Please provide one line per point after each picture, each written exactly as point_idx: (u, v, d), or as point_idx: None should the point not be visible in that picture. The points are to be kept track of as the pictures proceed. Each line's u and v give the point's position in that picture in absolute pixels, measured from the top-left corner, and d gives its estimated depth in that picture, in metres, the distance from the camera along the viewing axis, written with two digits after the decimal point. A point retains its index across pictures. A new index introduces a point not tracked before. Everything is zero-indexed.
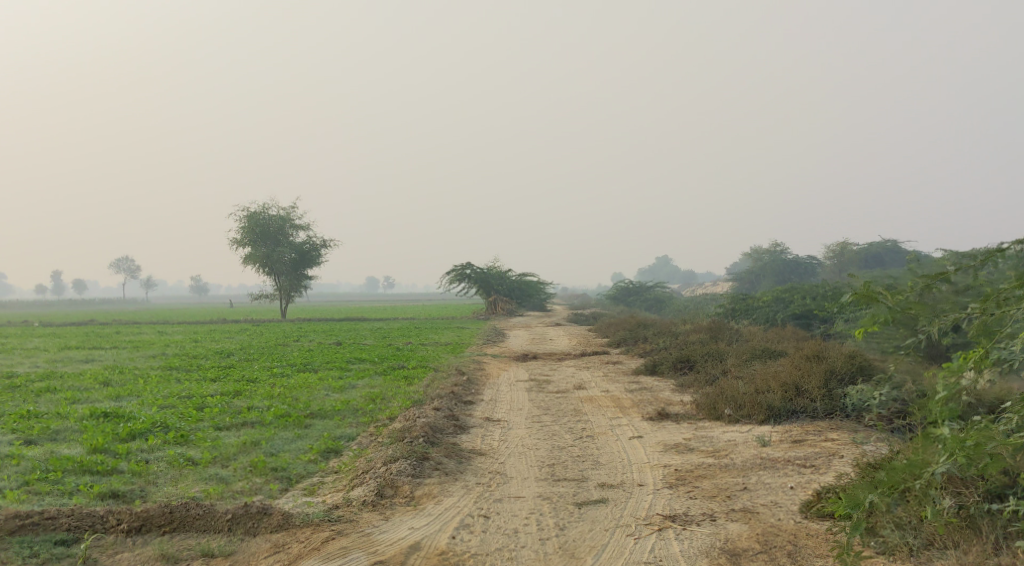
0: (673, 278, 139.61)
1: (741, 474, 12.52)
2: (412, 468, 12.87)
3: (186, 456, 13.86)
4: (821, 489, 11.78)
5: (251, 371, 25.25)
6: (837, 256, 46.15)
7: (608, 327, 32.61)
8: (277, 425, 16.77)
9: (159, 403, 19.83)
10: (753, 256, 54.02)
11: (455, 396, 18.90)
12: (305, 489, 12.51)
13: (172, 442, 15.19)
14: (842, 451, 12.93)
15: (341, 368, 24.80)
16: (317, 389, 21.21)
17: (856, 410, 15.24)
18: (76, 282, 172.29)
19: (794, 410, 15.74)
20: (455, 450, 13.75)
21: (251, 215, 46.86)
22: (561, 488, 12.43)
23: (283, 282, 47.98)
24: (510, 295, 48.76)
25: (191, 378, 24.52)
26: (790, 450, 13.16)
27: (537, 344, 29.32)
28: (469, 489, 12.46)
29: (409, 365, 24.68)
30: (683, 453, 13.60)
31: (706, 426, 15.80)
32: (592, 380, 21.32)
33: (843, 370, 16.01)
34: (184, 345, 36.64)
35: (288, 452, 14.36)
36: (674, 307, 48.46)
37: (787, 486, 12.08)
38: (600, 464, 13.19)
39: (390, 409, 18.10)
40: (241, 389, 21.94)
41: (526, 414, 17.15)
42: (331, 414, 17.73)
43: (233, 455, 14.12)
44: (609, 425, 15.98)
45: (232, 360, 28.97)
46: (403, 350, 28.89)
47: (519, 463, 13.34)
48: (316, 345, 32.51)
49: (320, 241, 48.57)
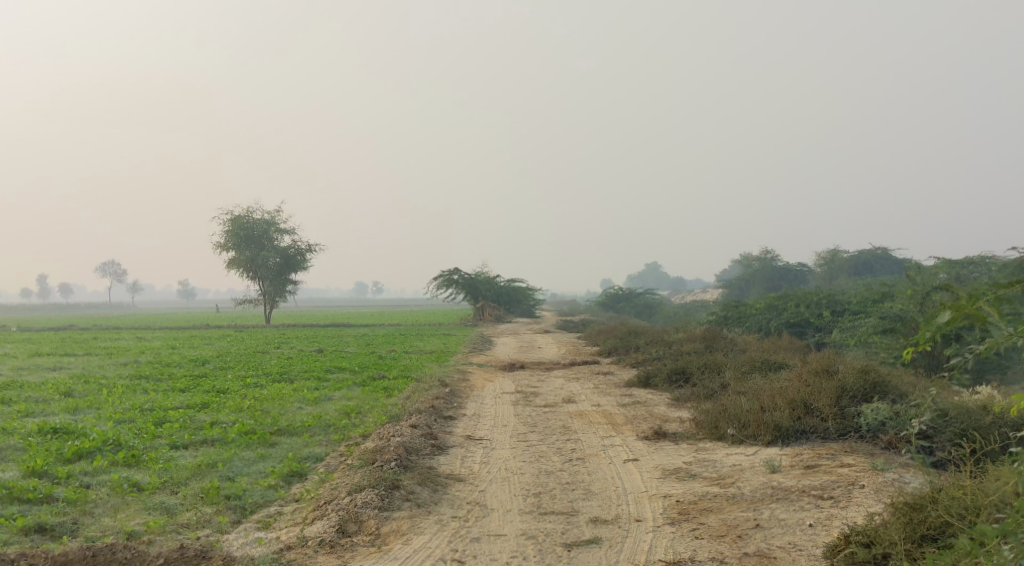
0: (662, 284, 138.56)
1: (751, 507, 11.20)
2: (380, 500, 11.52)
3: (132, 480, 12.44)
4: (846, 531, 10.49)
5: (222, 382, 23.81)
6: (827, 263, 44.69)
7: (597, 335, 31.22)
8: (239, 443, 15.35)
9: (116, 417, 18.36)
10: (743, 262, 52.70)
11: (435, 411, 17.49)
12: (259, 521, 11.18)
13: (120, 463, 13.77)
14: (863, 479, 11.60)
15: (318, 379, 23.34)
16: (290, 401, 19.76)
17: (871, 432, 13.96)
18: (63, 286, 170.34)
19: (803, 431, 14.42)
20: (429, 476, 12.35)
21: (234, 218, 45.43)
22: (548, 524, 11.09)
23: (267, 286, 46.49)
24: (498, 301, 47.13)
25: (158, 389, 23.03)
26: (804, 478, 11.82)
27: (525, 352, 27.90)
28: (443, 525, 11.11)
29: (390, 375, 23.24)
30: (684, 481, 12.25)
31: (708, 447, 14.47)
32: (582, 392, 19.96)
33: (856, 387, 14.64)
34: (158, 352, 35.16)
35: (247, 476, 12.97)
36: (664, 315, 47.13)
37: (805, 523, 10.79)
38: (592, 494, 11.84)
39: (365, 425, 16.72)
40: (209, 401, 20.49)
41: (512, 432, 15.77)
42: (300, 431, 16.32)
43: (184, 479, 12.70)
44: (602, 446, 14.64)
45: (205, 368, 27.51)
46: (385, 358, 27.50)
47: (501, 492, 11.97)
48: (296, 353, 31.07)
49: (306, 245, 47.08)
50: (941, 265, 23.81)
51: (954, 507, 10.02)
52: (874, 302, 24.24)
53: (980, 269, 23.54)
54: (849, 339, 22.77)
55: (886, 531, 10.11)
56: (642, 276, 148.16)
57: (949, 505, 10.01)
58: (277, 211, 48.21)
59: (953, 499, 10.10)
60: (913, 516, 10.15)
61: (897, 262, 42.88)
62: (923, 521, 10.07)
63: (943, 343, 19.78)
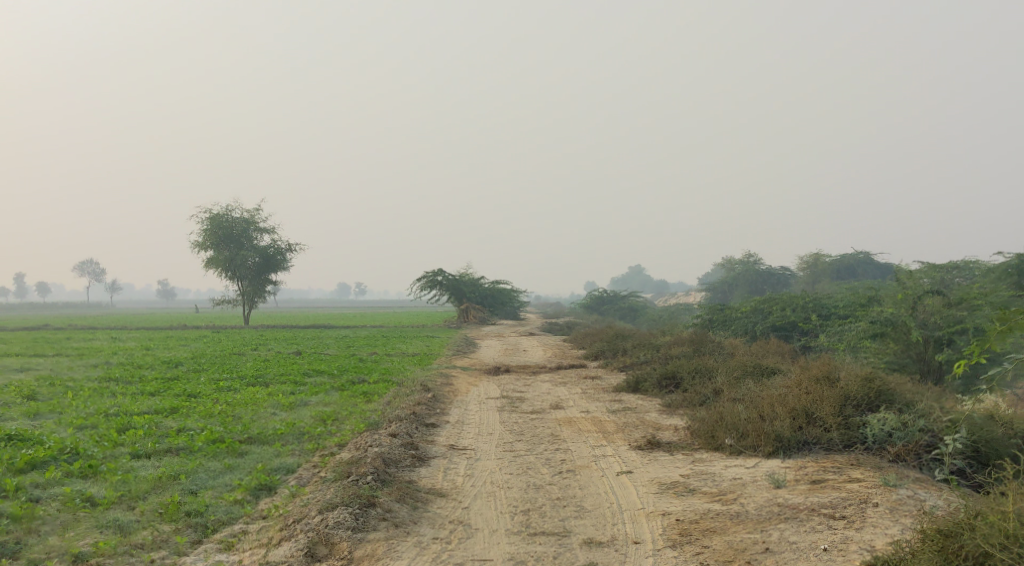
0: (646, 286, 137.86)
1: (757, 528, 10.49)
2: (353, 519, 10.69)
3: (85, 494, 11.51)
4: (868, 559, 9.93)
5: (195, 385, 22.77)
6: (809, 267, 43.97)
7: (582, 339, 30.30)
8: (205, 453, 14.40)
9: (78, 423, 17.37)
10: (726, 265, 51.94)
11: (417, 418, 16.58)
12: (221, 541, 10.43)
13: (76, 473, 12.85)
14: (876, 496, 10.83)
15: (294, 383, 22.34)
16: (264, 407, 18.81)
17: (877, 443, 13.14)
18: (42, 287, 167.74)
19: (805, 441, 13.60)
20: (409, 491, 11.46)
21: (213, 216, 44.33)
22: (537, 547, 10.42)
23: (246, 286, 45.41)
24: (483, 303, 46.38)
25: (126, 393, 21.98)
26: (812, 494, 11.03)
27: (509, 356, 26.97)
28: (423, 548, 10.38)
29: (369, 379, 22.27)
30: (682, 497, 11.43)
31: (704, 459, 13.64)
32: (569, 398, 19.12)
33: (860, 394, 13.77)
34: (132, 353, 34.10)
35: (212, 489, 12.04)
36: (648, 318, 46.27)
37: (819, 548, 10.16)
38: (584, 511, 11.06)
39: (341, 433, 15.81)
40: (178, 406, 19.49)
41: (496, 441, 14.89)
42: (272, 439, 15.40)
43: (143, 493, 11.75)
44: (593, 456, 13.79)
45: (179, 370, 26.43)
46: (365, 361, 26.52)
47: (486, 509, 11.14)
48: (273, 355, 30.06)
49: (286, 245, 45.99)
50: (929, 268, 23.09)
51: (993, 536, 9.46)
52: (863, 304, 23.52)
53: (965, 273, 22.86)
54: (837, 343, 21.97)
55: (914, 561, 9.62)
56: (624, 277, 147.66)
57: (983, 536, 9.49)
58: (257, 210, 47.09)
59: (990, 527, 9.52)
60: (944, 544, 9.60)
61: (880, 265, 42.18)
62: (956, 550, 9.52)
63: (934, 348, 19.18)
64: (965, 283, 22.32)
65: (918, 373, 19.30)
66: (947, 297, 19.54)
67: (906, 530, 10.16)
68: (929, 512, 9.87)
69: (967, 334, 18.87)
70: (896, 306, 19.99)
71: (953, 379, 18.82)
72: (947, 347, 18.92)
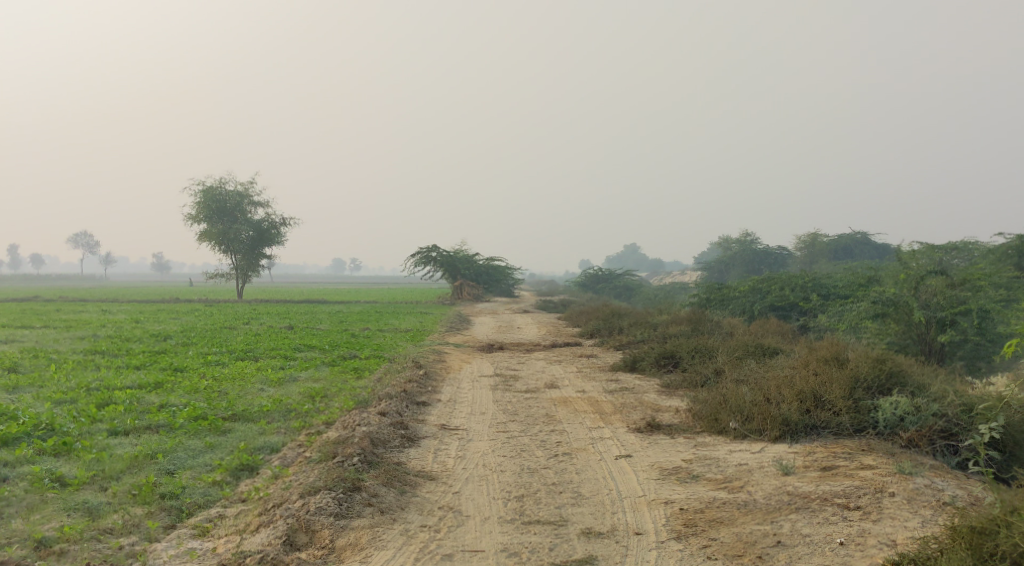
0: (642, 265, 137.37)
1: (768, 519, 9.98)
2: (337, 505, 10.21)
3: (56, 474, 10.90)
4: (891, 555, 9.46)
5: (182, 359, 22.15)
6: (806, 247, 43.38)
7: (578, 317, 29.67)
8: (187, 430, 13.76)
9: (57, 398, 16.75)
10: (722, 245, 51.29)
11: (408, 396, 15.97)
12: (196, 526, 9.95)
13: (49, 451, 12.24)
14: (892, 486, 10.33)
15: (284, 358, 21.71)
16: (251, 382, 18.20)
17: (889, 428, 12.54)
18: (37, 260, 166.75)
19: (813, 425, 13.01)
20: (396, 474, 10.91)
21: (207, 189, 43.56)
22: (532, 537, 9.89)
23: (240, 260, 44.72)
24: (477, 280, 45.67)
25: (110, 366, 21.35)
26: (823, 482, 10.51)
27: (504, 333, 26.33)
28: (410, 538, 9.86)
29: (361, 355, 21.63)
30: (685, 483, 10.85)
31: (708, 443, 13.04)
32: (564, 376, 18.52)
33: (871, 377, 13.17)
34: (122, 326, 33.44)
35: (189, 470, 11.40)
36: (644, 296, 45.62)
37: (836, 542, 9.67)
38: (582, 498, 10.52)
39: (329, 411, 15.19)
40: (163, 380, 18.86)
41: (490, 421, 14.27)
42: (257, 417, 14.77)
43: (117, 473, 11.12)
44: (590, 439, 13.18)
45: (167, 344, 25.79)
46: (358, 336, 25.90)
47: (478, 495, 10.60)
48: (265, 329, 29.42)
49: (280, 219, 45.27)
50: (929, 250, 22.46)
51: None
52: (863, 284, 22.90)
53: (963, 255, 22.02)
54: (837, 324, 21.30)
55: (944, 560, 9.16)
56: (620, 257, 146.98)
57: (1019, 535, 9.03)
58: (251, 183, 46.35)
59: None
60: (978, 542, 9.14)
61: (877, 246, 41.54)
62: (991, 549, 9.07)
63: (937, 329, 18.49)
64: (968, 263, 21.69)
65: (919, 355, 18.64)
66: (950, 278, 18.79)
67: (931, 527, 9.68)
68: (959, 508, 9.41)
69: (971, 315, 18.22)
70: (899, 286, 19.22)
71: (956, 362, 18.17)
72: (950, 329, 18.23)
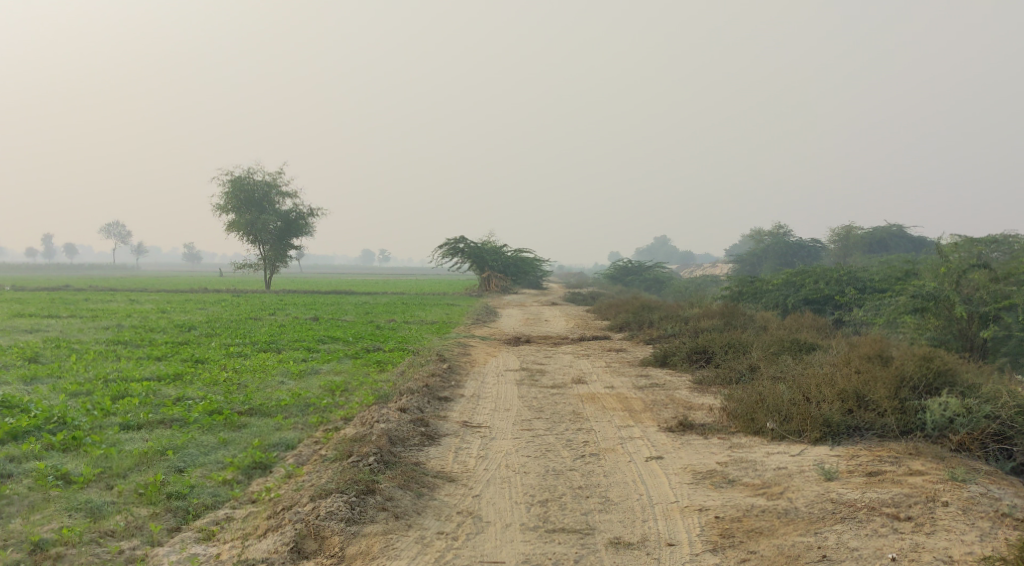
0: (672, 257, 136.19)
1: (810, 530, 9.51)
2: (349, 509, 9.92)
3: (61, 471, 10.43)
4: None
5: (204, 350, 21.74)
6: (839, 239, 42.41)
7: (607, 309, 28.99)
8: (200, 425, 13.28)
9: (74, 389, 16.36)
10: (754, 237, 50.33)
11: (430, 391, 15.41)
12: (201, 530, 9.73)
13: (57, 446, 11.79)
14: (944, 495, 9.79)
15: (307, 350, 21.22)
16: (271, 374, 17.72)
17: (938, 430, 11.87)
18: (69, 250, 167.78)
19: (856, 426, 12.35)
20: (414, 475, 10.56)
21: (235, 179, 43.19)
22: (556, 547, 9.52)
23: (268, 250, 44.37)
24: (505, 272, 44.93)
25: (131, 357, 20.95)
26: (869, 490, 9.99)
27: (530, 325, 25.71)
28: (425, 546, 9.56)
29: (386, 348, 21.12)
30: (722, 489, 10.30)
31: (744, 444, 12.42)
32: (593, 371, 17.94)
33: (918, 375, 12.46)
34: (147, 316, 33.11)
35: (201, 467, 10.87)
36: (673, 289, 44.84)
37: (888, 557, 9.18)
38: (610, 504, 10.08)
39: (349, 405, 14.68)
40: (183, 372, 18.41)
41: (514, 418, 13.71)
42: (275, 411, 14.25)
43: (125, 470, 10.62)
44: (619, 438, 12.61)
45: (191, 335, 25.37)
46: (383, 328, 25.36)
47: (500, 500, 10.18)
48: (291, 320, 28.95)
49: (309, 210, 44.87)
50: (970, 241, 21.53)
51: None
52: (900, 277, 22.07)
53: (1005, 247, 21.15)
54: (874, 319, 20.51)
55: None
56: (650, 249, 145.76)
57: None
58: (279, 173, 45.95)
59: None
60: None
61: (913, 238, 40.61)
62: None
63: (979, 324, 17.67)
64: (1011, 255, 20.80)
65: (961, 351, 17.84)
66: (994, 271, 18.02)
67: (991, 545, 9.18)
68: None
69: (1015, 310, 17.38)
70: (938, 279, 18.45)
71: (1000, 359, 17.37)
72: (993, 324, 17.39)
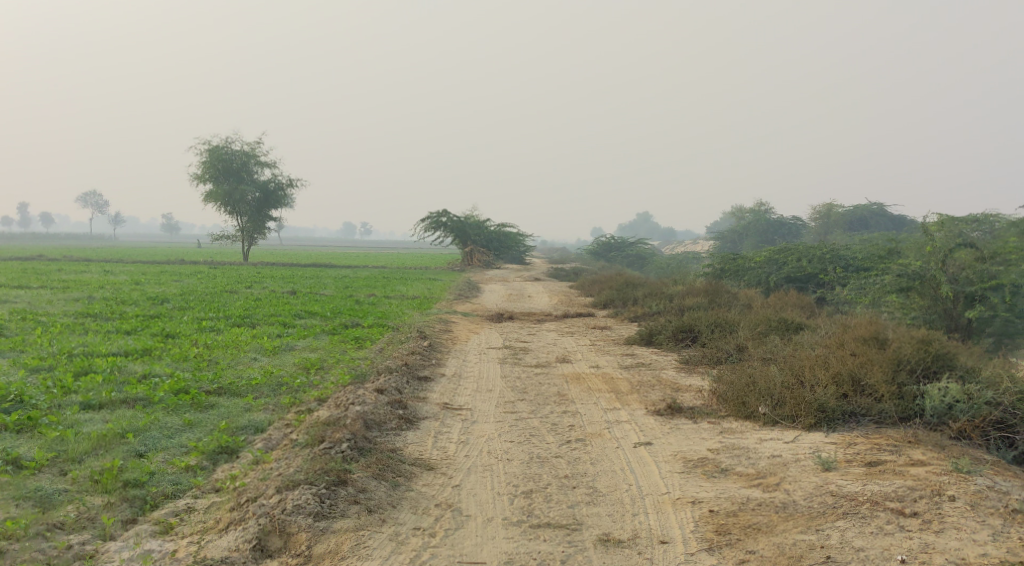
0: (654, 233, 135.83)
1: (812, 528, 9.03)
2: (318, 503, 9.35)
3: (11, 456, 9.76)
4: None
5: (176, 324, 21.03)
6: (820, 218, 41.91)
7: (590, 286, 28.42)
8: (166, 406, 12.64)
9: (37, 365, 15.65)
10: (736, 215, 49.80)
11: (409, 370, 14.81)
12: (159, 523, 9.16)
13: (11, 427, 11.11)
14: (951, 490, 9.32)
15: (282, 325, 20.54)
16: (244, 351, 17.04)
17: (938, 417, 11.37)
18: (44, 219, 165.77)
19: (852, 412, 11.84)
20: (388, 465, 9.97)
21: (212, 148, 42.23)
22: (540, 545, 9.00)
23: (245, 221, 43.52)
24: (488, 246, 44.31)
25: (100, 330, 20.21)
26: (873, 484, 9.50)
27: (512, 301, 25.09)
28: (400, 544, 9.00)
29: (364, 323, 20.45)
30: (716, 479, 9.78)
31: (735, 429, 11.89)
32: (577, 350, 17.38)
33: (916, 358, 11.93)
34: (120, 287, 32.29)
35: (163, 451, 10.22)
36: (655, 267, 44.27)
37: (897, 558, 8.73)
38: (597, 496, 9.55)
39: (324, 384, 14.05)
40: (152, 347, 17.72)
41: (496, 399, 13.13)
42: (245, 390, 13.60)
43: (81, 454, 9.96)
44: (606, 422, 12.06)
45: (164, 307, 24.62)
46: (362, 303, 24.69)
47: (482, 492, 9.62)
48: (268, 294, 28.21)
49: (288, 180, 43.99)
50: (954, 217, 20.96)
51: None
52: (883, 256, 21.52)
53: None
54: (858, 298, 19.98)
55: None
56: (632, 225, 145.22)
57: None
58: (258, 142, 45.00)
59: None
60: None
61: (894, 217, 40.20)
62: None
63: (964, 304, 17.09)
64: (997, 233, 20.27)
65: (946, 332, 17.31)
66: (980, 251, 17.44)
67: (1003, 545, 8.76)
68: None
69: (1001, 291, 16.78)
70: (924, 258, 17.88)
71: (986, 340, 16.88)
72: (979, 305, 16.83)
